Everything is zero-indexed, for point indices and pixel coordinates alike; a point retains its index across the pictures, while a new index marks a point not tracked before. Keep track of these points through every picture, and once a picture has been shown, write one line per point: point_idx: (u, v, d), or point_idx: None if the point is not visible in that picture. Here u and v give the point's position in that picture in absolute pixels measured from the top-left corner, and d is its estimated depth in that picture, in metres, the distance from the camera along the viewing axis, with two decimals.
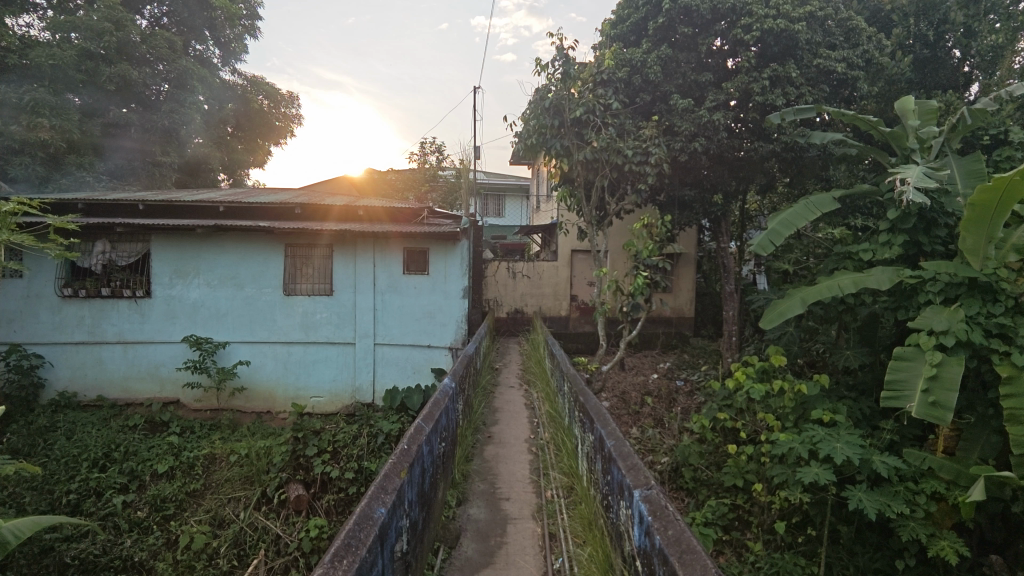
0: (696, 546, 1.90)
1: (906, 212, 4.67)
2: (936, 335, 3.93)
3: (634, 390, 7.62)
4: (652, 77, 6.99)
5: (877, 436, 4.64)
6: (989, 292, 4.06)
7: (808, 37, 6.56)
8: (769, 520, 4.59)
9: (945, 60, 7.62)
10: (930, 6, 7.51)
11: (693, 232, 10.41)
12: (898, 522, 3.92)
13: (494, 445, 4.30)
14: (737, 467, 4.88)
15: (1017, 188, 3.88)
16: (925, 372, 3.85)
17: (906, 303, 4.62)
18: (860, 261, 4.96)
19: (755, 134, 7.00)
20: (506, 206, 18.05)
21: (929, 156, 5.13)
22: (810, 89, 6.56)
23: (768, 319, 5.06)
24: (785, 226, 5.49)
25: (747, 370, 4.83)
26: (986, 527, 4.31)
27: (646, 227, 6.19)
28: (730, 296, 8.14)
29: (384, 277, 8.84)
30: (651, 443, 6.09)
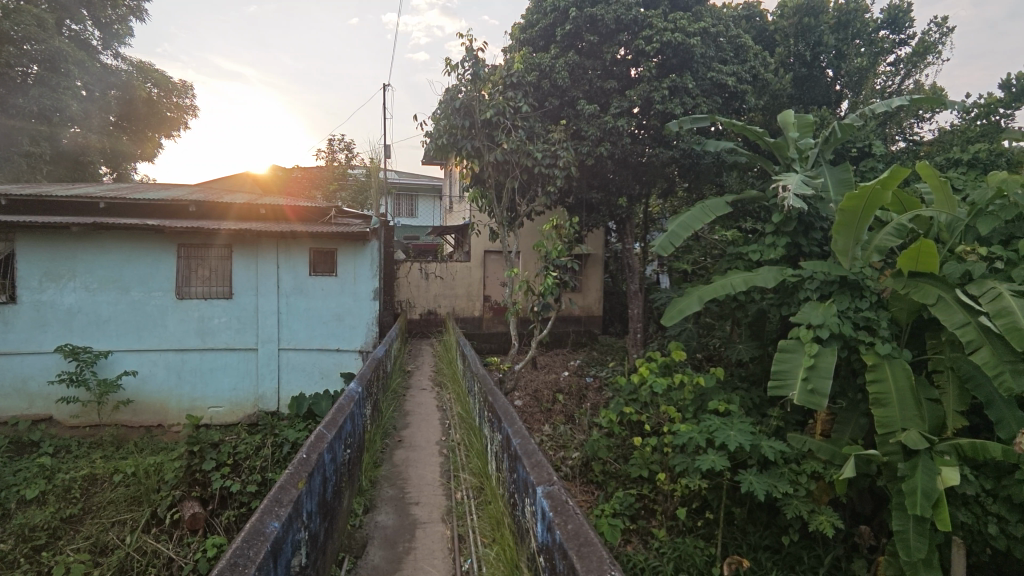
0: (593, 538, 1.96)
1: (788, 216, 5.11)
2: (813, 328, 4.32)
3: (546, 388, 7.80)
4: (560, 82, 7.15)
5: (765, 423, 5.05)
6: (858, 289, 4.50)
7: (703, 52, 6.97)
8: (672, 508, 4.84)
9: (819, 78, 8.38)
10: (807, 29, 8.22)
11: (601, 234, 10.77)
12: (784, 500, 4.27)
13: (404, 449, 4.22)
14: (642, 459, 5.05)
15: (879, 196, 4.33)
16: (805, 362, 4.20)
17: (788, 299, 5.04)
18: (750, 261, 5.35)
19: (656, 140, 7.38)
20: (418, 206, 17.82)
21: (807, 165, 5.62)
22: (704, 100, 6.97)
23: (669, 316, 5.32)
24: (683, 228, 5.82)
25: (650, 365, 5.04)
26: (857, 500, 4.78)
27: (555, 228, 6.34)
28: (635, 295, 8.52)
29: (289, 278, 8.45)
30: (562, 440, 6.24)
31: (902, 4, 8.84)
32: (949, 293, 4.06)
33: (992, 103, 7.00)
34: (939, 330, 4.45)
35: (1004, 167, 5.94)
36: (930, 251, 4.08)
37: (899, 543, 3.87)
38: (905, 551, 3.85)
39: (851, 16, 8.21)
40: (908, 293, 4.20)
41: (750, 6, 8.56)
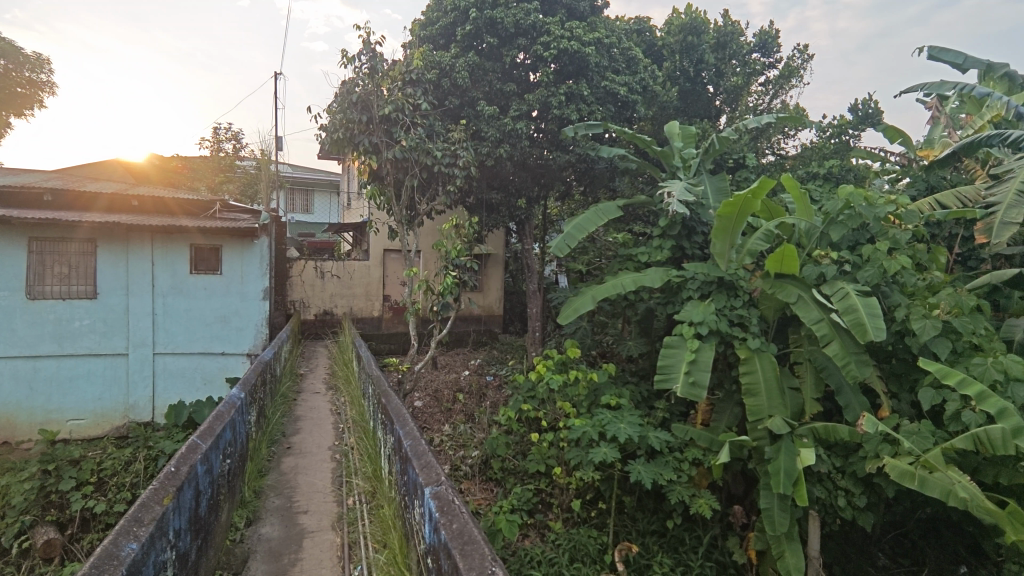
0: (477, 535, 2.00)
1: (673, 220, 5.45)
2: (694, 325, 4.63)
3: (446, 388, 7.81)
4: (460, 82, 7.16)
5: (653, 415, 5.36)
6: (733, 289, 4.89)
7: (597, 61, 7.26)
8: (567, 500, 5.02)
9: (701, 93, 9.03)
10: (691, 47, 8.83)
11: (501, 234, 10.93)
12: (669, 487, 4.57)
13: (294, 456, 4.03)
14: (539, 454, 5.14)
15: (750, 204, 4.71)
16: (687, 357, 4.51)
17: (673, 299, 5.38)
18: (639, 262, 5.68)
19: (553, 144, 7.59)
20: (314, 202, 17.09)
21: (689, 174, 6.03)
22: (599, 107, 7.28)
23: (564, 315, 5.49)
24: (578, 231, 6.02)
25: (548, 363, 5.19)
26: (732, 483, 5.21)
27: (454, 228, 6.32)
28: (533, 295, 8.73)
29: (166, 277, 7.76)
30: (462, 439, 6.25)
31: (771, 31, 9.76)
32: (808, 293, 4.54)
33: (843, 125, 7.93)
34: (799, 326, 4.95)
35: (851, 181, 6.73)
36: (792, 255, 4.50)
37: (766, 518, 4.27)
38: (771, 526, 4.25)
39: (728, 38, 8.97)
40: (774, 292, 4.62)
41: (640, 21, 9.02)
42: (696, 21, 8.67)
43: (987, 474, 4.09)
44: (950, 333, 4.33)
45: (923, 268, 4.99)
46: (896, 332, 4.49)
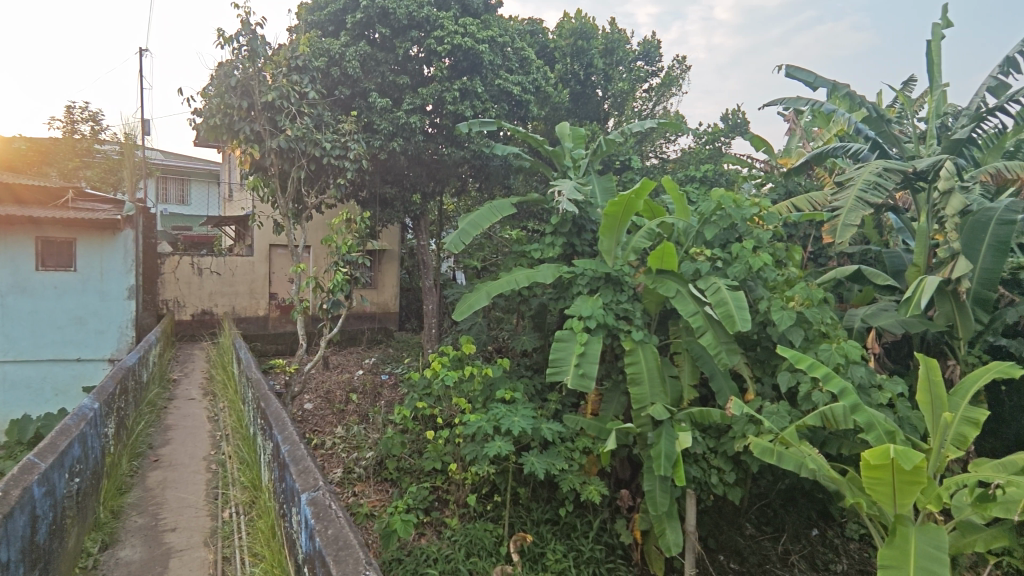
0: (352, 540, 1.97)
1: (564, 218, 5.63)
2: (583, 319, 4.80)
3: (339, 389, 7.53)
4: (350, 71, 6.91)
5: (546, 407, 5.50)
6: (619, 284, 5.12)
7: (491, 59, 7.32)
8: (463, 496, 5.04)
9: (591, 96, 9.40)
10: (581, 51, 9.16)
11: (396, 229, 10.73)
12: (561, 476, 4.73)
13: (161, 469, 3.70)
14: (435, 451, 5.11)
15: (634, 204, 4.97)
16: (577, 350, 4.67)
17: (565, 294, 5.55)
18: (532, 258, 5.80)
19: (449, 140, 7.54)
20: (190, 192, 15.76)
21: (579, 173, 6.24)
22: (492, 105, 7.35)
23: (459, 312, 5.48)
24: (473, 227, 6.02)
25: (443, 359, 5.17)
26: (620, 468, 5.47)
27: (345, 223, 6.09)
28: (429, 291, 8.67)
29: (6, 274, 6.96)
30: (356, 441, 6.07)
31: (653, 41, 10.35)
32: (685, 288, 4.86)
33: (715, 133, 8.65)
34: (678, 319, 5.29)
35: (723, 184, 7.33)
36: (671, 252, 4.81)
37: (649, 499, 4.56)
38: (653, 506, 4.53)
39: (616, 45, 9.41)
40: (655, 287, 4.91)
41: (533, 22, 9.17)
42: (586, 26, 9.05)
43: (832, 446, 4.64)
44: (803, 323, 4.84)
45: (783, 265, 5.52)
46: (760, 323, 4.95)
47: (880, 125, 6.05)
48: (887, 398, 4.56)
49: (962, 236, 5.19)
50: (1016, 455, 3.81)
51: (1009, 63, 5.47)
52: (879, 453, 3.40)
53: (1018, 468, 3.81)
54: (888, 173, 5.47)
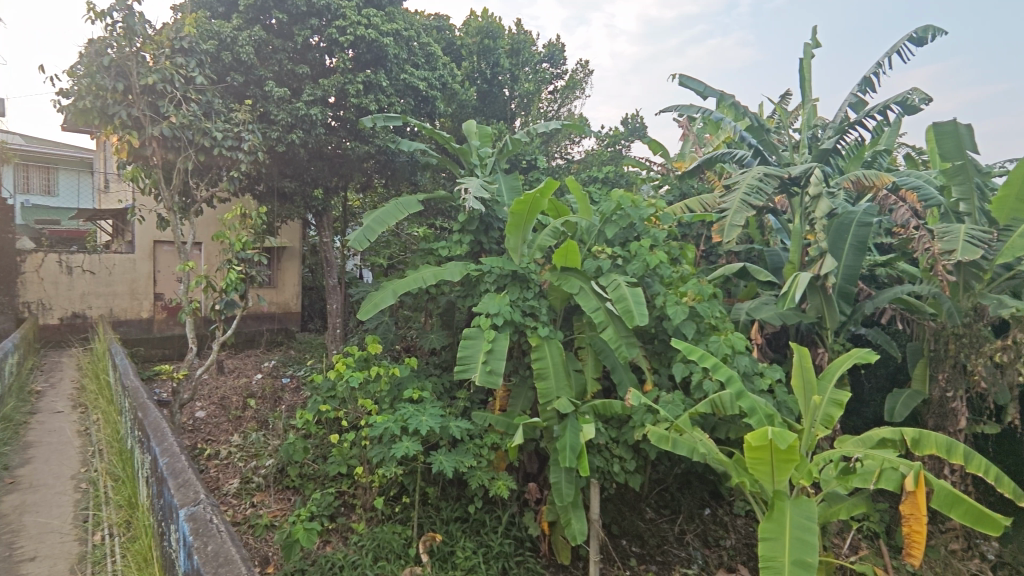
0: (234, 556, 1.88)
1: (471, 216, 5.64)
2: (491, 316, 4.83)
3: (235, 394, 7.09)
4: (243, 56, 6.50)
5: (454, 405, 5.48)
6: (525, 281, 5.20)
7: (396, 53, 7.19)
8: (370, 499, 4.92)
9: (498, 95, 9.48)
10: (487, 50, 9.22)
11: (297, 225, 10.27)
12: (469, 473, 4.74)
13: (20, 492, 3.30)
14: (340, 455, 4.96)
15: (538, 203, 5.06)
16: (485, 347, 4.70)
17: (472, 292, 5.55)
18: (440, 256, 5.75)
19: (352, 134, 7.31)
20: (59, 181, 14.22)
21: (486, 171, 6.27)
22: (398, 100, 7.22)
23: (364, 311, 5.32)
24: (378, 224, 5.87)
25: (347, 360, 5.01)
26: (527, 462, 5.53)
27: (239, 218, 5.72)
28: (333, 290, 8.37)
29: None
30: (255, 449, 5.74)
31: (557, 45, 10.62)
32: (587, 284, 5.03)
33: (616, 136, 9.02)
34: (582, 314, 5.46)
35: (623, 186, 7.65)
36: (574, 250, 4.96)
37: (555, 491, 4.67)
38: (559, 498, 4.65)
39: (521, 46, 9.59)
40: (560, 284, 5.04)
41: (439, 18, 9.11)
42: (492, 26, 9.12)
43: (721, 431, 4.99)
44: (695, 317, 5.16)
45: (677, 262, 5.86)
46: (656, 317, 5.22)
47: (761, 134, 6.57)
48: (767, 384, 4.98)
49: (828, 236, 5.77)
50: (873, 430, 4.28)
51: (866, 82, 6.14)
52: (760, 435, 3.69)
53: (874, 442, 4.29)
54: (768, 178, 5.97)
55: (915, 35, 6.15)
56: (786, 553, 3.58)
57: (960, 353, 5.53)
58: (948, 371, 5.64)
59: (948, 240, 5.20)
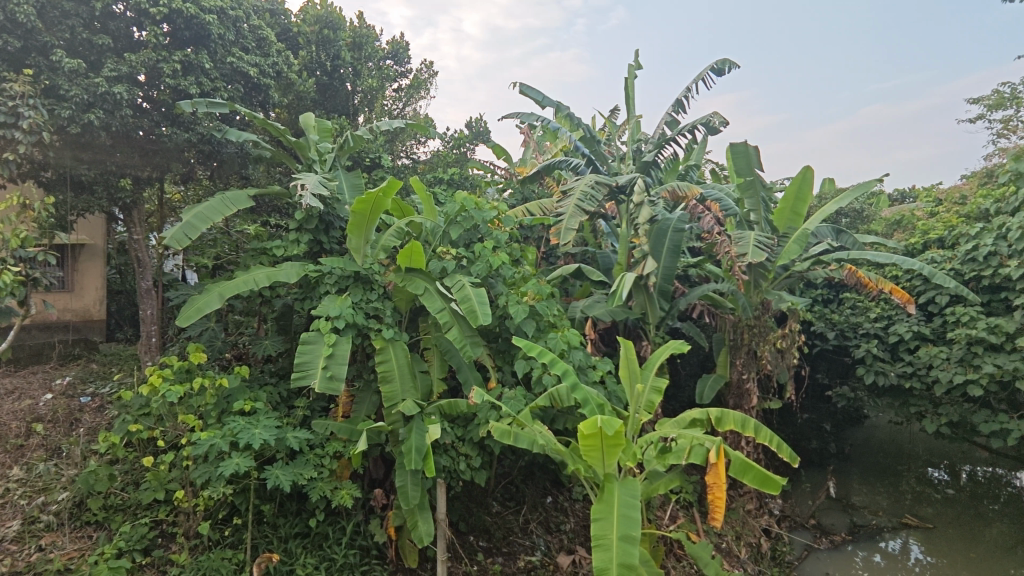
0: None
1: (309, 214, 5.32)
2: (331, 319, 4.61)
3: (14, 419, 5.91)
4: (21, 16, 5.40)
5: (292, 414, 5.13)
6: (369, 283, 5.04)
7: (221, 33, 6.62)
8: (194, 526, 4.44)
9: (339, 89, 9.19)
10: (327, 41, 8.87)
11: (100, 219, 8.94)
12: (309, 486, 4.49)
13: None
14: (157, 480, 4.41)
15: (381, 203, 4.94)
16: (324, 352, 4.49)
17: (311, 294, 5.22)
18: (274, 256, 5.37)
19: (170, 119, 6.54)
20: None
21: (325, 168, 5.96)
22: (224, 85, 6.67)
23: (184, 317, 4.76)
24: (201, 220, 5.28)
25: (163, 372, 4.45)
26: (372, 469, 5.35)
27: (18, 209, 4.80)
28: (146, 294, 7.40)
29: None
30: (43, 482, 4.85)
31: (401, 43, 10.51)
32: (432, 285, 5.01)
33: (460, 139, 9.18)
34: (427, 315, 5.42)
35: (468, 188, 7.78)
36: (419, 251, 4.92)
37: (400, 494, 4.60)
38: (405, 501, 4.58)
39: (363, 40, 9.36)
40: (404, 285, 4.97)
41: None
42: (331, 16, 8.83)
43: (560, 422, 5.30)
44: (535, 315, 5.40)
45: (519, 263, 6.09)
46: (499, 316, 5.37)
47: (593, 145, 7.08)
48: (599, 376, 5.39)
49: (650, 240, 6.38)
50: (685, 412, 4.82)
51: (679, 104, 6.91)
52: (590, 424, 3.97)
53: (686, 423, 4.83)
54: (599, 186, 6.45)
55: (715, 66, 7.07)
56: (613, 530, 3.86)
57: (751, 341, 6.50)
58: (743, 356, 6.56)
59: (742, 244, 6.06)
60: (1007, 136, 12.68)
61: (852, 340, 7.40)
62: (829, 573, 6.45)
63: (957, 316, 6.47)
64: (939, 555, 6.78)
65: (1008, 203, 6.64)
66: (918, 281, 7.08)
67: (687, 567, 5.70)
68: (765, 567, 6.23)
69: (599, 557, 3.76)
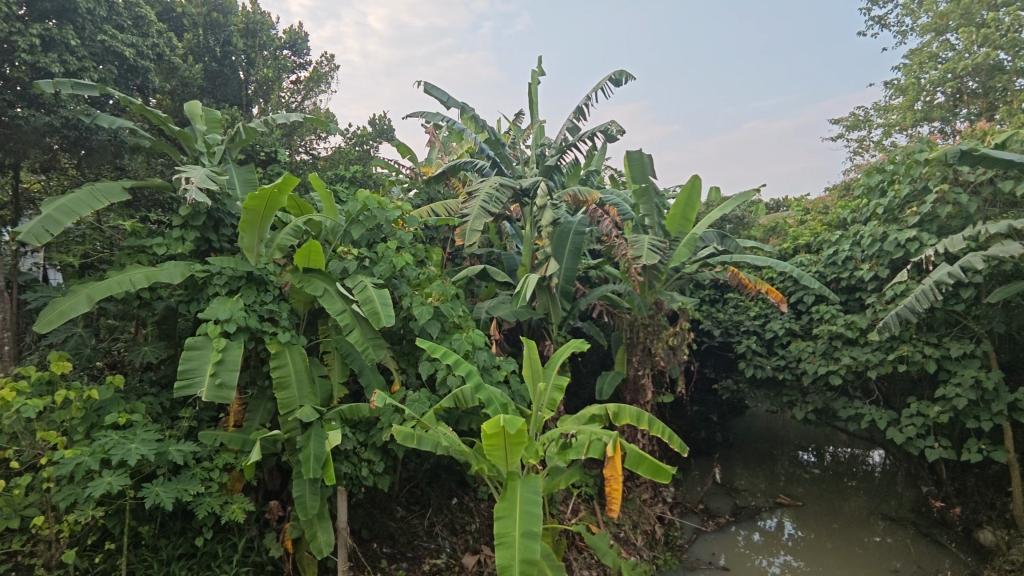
0: None
1: (196, 210, 4.94)
2: (221, 323, 4.31)
3: None
4: None
5: (176, 426, 4.74)
6: (263, 284, 4.77)
7: (90, 7, 6.00)
8: (58, 555, 3.97)
9: (230, 77, 8.65)
10: (216, 25, 8.41)
11: None
12: (195, 502, 4.17)
13: None
14: (10, 506, 3.89)
15: (276, 200, 4.68)
16: (213, 358, 4.20)
17: (197, 296, 4.85)
18: (154, 255, 4.93)
19: (27, 100, 5.76)
20: None
21: (213, 161, 5.56)
22: (94, 66, 6.03)
23: (44, 322, 4.25)
24: (65, 214, 4.74)
25: (19, 385, 3.94)
26: (267, 480, 5.07)
27: None
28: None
29: None
30: None
31: (300, 33, 10.10)
32: (333, 286, 4.83)
33: (363, 136, 8.95)
34: (328, 317, 5.22)
35: (371, 187, 7.60)
36: (318, 250, 4.71)
37: (298, 505, 4.39)
38: (302, 512, 4.39)
39: (257, 27, 8.91)
40: (302, 286, 4.75)
41: None
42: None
43: (464, 423, 5.31)
44: (440, 316, 5.37)
45: (424, 264, 6.03)
46: (403, 318, 5.28)
47: (497, 148, 7.18)
48: (503, 376, 5.46)
49: (552, 242, 6.55)
50: (585, 409, 5.00)
51: (580, 111, 7.16)
52: (494, 423, 4.01)
53: (586, 419, 5.02)
54: (503, 188, 6.53)
55: (613, 78, 7.39)
56: (516, 528, 3.92)
57: (646, 339, 6.87)
58: (639, 354, 6.93)
59: (637, 247, 6.38)
60: (861, 154, 14.34)
61: (734, 337, 8.04)
62: (715, 553, 6.96)
63: (821, 314, 7.23)
64: (808, 529, 7.53)
65: (862, 214, 7.51)
66: (789, 282, 7.83)
67: (588, 558, 5.92)
68: (659, 552, 6.60)
69: (502, 555, 3.80)
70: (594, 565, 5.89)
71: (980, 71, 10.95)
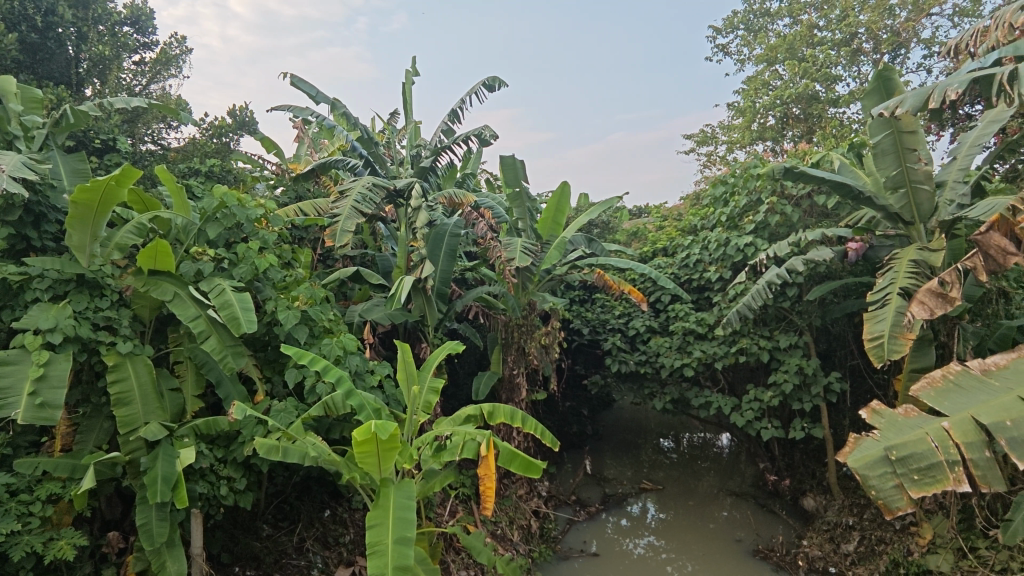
0: None
1: (9, 203, 4.24)
2: (43, 333, 3.75)
3: None
4: None
5: None
6: (97, 288, 4.18)
7: None
8: None
9: (55, 51, 7.61)
10: None
11: None
12: (8, 543, 3.55)
13: None
14: None
15: (115, 194, 4.16)
16: (32, 374, 3.63)
17: (10, 302, 4.15)
18: None
19: None
20: None
21: (32, 146, 4.82)
22: None
23: None
24: None
25: None
26: (105, 508, 4.53)
27: None
28: None
29: None
30: None
31: (143, 8, 9.10)
32: (184, 290, 4.41)
33: (222, 127, 8.22)
34: (178, 324, 4.74)
35: (231, 183, 7.06)
36: (166, 251, 4.26)
37: (142, 534, 3.95)
38: (148, 541, 3.95)
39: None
40: (147, 290, 4.27)
41: None
42: None
43: (335, 431, 5.10)
44: (308, 321, 5.10)
45: (290, 265, 5.68)
46: (267, 323, 4.94)
47: (370, 147, 7.02)
48: (376, 380, 5.31)
49: (427, 244, 6.50)
50: (460, 410, 5.02)
51: (454, 114, 7.19)
52: (364, 430, 3.90)
53: (461, 420, 5.03)
54: (375, 188, 6.37)
55: (487, 83, 7.52)
56: (389, 535, 3.84)
57: (521, 339, 7.07)
58: (514, 353, 7.11)
59: (511, 250, 6.54)
60: (710, 168, 15.91)
61: (602, 335, 8.53)
62: (586, 541, 7.34)
63: (676, 312, 7.90)
64: (668, 510, 8.19)
65: (709, 221, 8.33)
66: (649, 283, 8.46)
67: (465, 558, 5.96)
68: (534, 545, 6.82)
69: (375, 565, 3.70)
70: (471, 565, 5.94)
71: (801, 100, 12.63)
